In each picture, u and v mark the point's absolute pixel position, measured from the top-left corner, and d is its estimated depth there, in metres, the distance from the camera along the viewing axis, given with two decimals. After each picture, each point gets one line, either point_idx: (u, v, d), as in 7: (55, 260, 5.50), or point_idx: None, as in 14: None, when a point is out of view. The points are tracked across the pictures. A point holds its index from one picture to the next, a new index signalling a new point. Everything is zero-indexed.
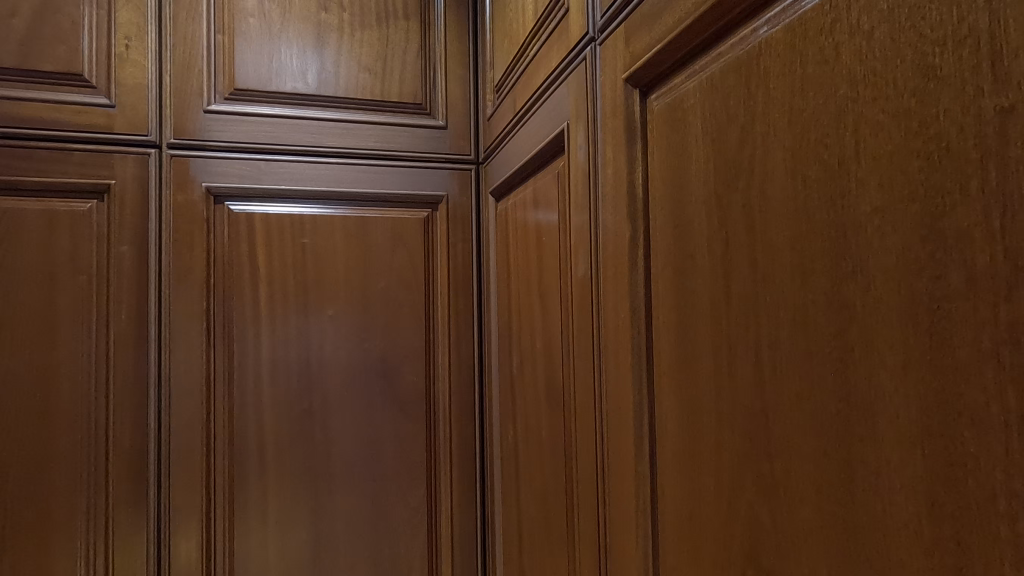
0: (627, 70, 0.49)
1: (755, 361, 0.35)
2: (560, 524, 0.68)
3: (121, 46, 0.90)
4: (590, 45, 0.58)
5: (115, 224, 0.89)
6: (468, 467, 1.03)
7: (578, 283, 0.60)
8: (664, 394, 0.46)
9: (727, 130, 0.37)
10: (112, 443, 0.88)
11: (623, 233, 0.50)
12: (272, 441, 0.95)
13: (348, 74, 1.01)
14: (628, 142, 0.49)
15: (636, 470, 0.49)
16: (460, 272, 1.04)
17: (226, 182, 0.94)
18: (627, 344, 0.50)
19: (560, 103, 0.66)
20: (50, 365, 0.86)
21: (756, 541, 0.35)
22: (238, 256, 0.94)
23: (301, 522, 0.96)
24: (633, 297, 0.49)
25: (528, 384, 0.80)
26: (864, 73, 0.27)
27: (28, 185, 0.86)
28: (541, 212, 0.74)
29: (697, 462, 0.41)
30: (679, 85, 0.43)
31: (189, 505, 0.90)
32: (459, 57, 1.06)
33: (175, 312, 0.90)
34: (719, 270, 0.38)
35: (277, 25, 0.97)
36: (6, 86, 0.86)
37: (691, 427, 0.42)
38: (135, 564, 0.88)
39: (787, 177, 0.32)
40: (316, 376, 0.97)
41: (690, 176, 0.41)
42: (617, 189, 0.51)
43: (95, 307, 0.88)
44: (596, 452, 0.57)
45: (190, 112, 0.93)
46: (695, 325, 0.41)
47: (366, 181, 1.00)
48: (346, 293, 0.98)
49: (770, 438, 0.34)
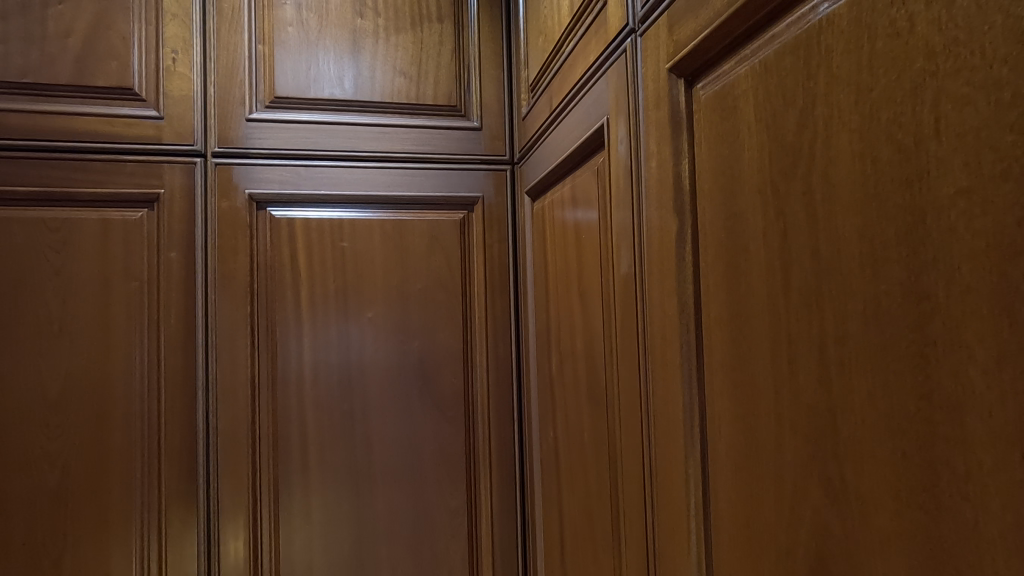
0: (671, 60, 0.48)
1: (819, 357, 0.33)
2: (605, 528, 0.67)
3: (168, 59, 0.93)
4: (631, 37, 0.56)
5: (164, 231, 0.92)
6: (507, 468, 1.02)
7: (621, 280, 0.59)
8: (716, 394, 0.44)
9: (783, 114, 0.35)
10: (163, 443, 0.90)
11: (669, 228, 0.49)
12: (314, 442, 0.96)
13: (384, 78, 1.02)
14: (673, 133, 0.48)
15: (686, 470, 0.47)
16: (497, 273, 1.03)
17: (268, 188, 0.96)
18: (675, 341, 0.48)
19: (599, 98, 0.64)
20: (106, 368, 0.89)
21: (824, 550, 0.33)
22: (280, 261, 0.96)
23: (344, 523, 0.96)
24: (681, 293, 0.48)
25: (568, 383, 0.78)
26: (944, 44, 0.25)
27: (84, 196, 0.90)
28: (579, 210, 0.73)
29: (754, 465, 0.39)
30: (728, 72, 0.42)
31: (236, 505, 0.92)
32: (493, 58, 1.05)
33: (221, 316, 0.93)
34: (777, 263, 0.36)
35: (315, 33, 0.99)
36: (63, 102, 0.90)
37: (747, 428, 0.40)
38: (186, 560, 0.90)
39: (854, 160, 0.30)
40: (357, 378, 0.98)
41: (743, 166, 0.39)
42: (662, 182, 0.50)
43: (147, 312, 0.91)
44: (643, 454, 0.55)
45: (233, 120, 0.95)
46: (750, 321, 0.39)
47: (403, 183, 1.01)
48: (384, 295, 0.99)
49: (838, 440, 0.31)
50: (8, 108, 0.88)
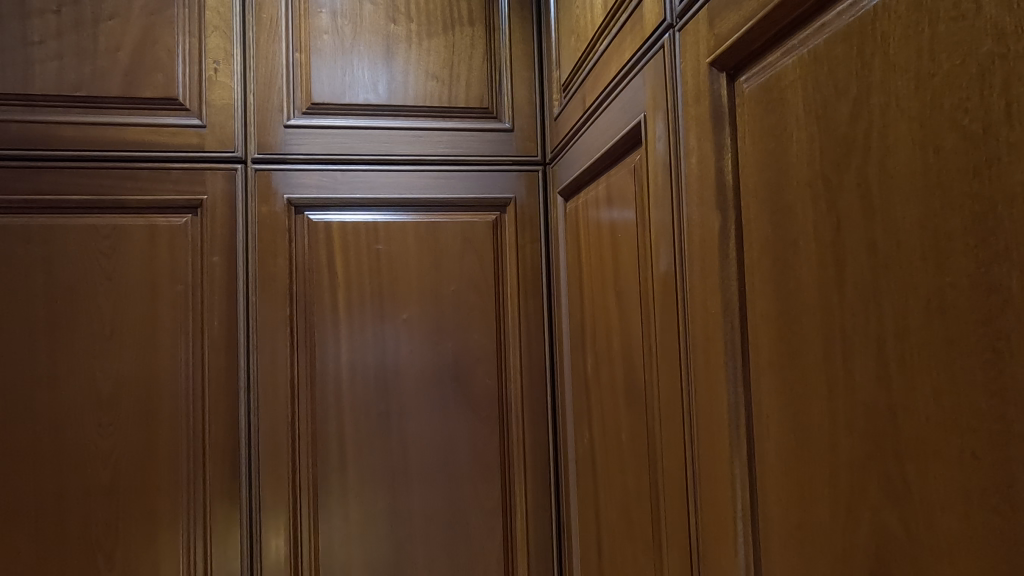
0: (712, 54, 0.47)
1: (878, 354, 0.32)
2: (644, 530, 0.66)
3: (210, 70, 0.97)
4: (668, 32, 0.56)
5: (207, 236, 0.95)
6: (542, 468, 1.02)
7: (660, 279, 0.58)
8: (763, 392, 0.43)
9: (835, 104, 0.34)
10: (208, 441, 0.93)
11: (712, 225, 0.48)
12: (352, 441, 0.97)
13: (417, 82, 1.03)
14: (715, 128, 0.47)
15: (732, 471, 0.46)
16: (529, 274, 1.04)
17: (306, 193, 0.98)
18: (719, 339, 0.47)
19: (635, 94, 0.64)
20: (153, 369, 0.93)
21: (886, 554, 0.32)
22: (318, 264, 0.98)
23: (381, 522, 0.98)
24: (725, 290, 0.47)
25: (604, 384, 0.78)
26: (1014, 26, 0.24)
27: (131, 203, 0.93)
28: (614, 209, 0.72)
29: (806, 466, 0.38)
30: (774, 63, 0.41)
31: (277, 503, 0.94)
32: (525, 60, 1.06)
33: (261, 318, 0.95)
34: (829, 257, 0.35)
35: (350, 40, 1.01)
36: (112, 113, 0.94)
37: (799, 427, 0.39)
38: (230, 555, 0.93)
39: (914, 149, 0.29)
40: (392, 378, 0.99)
41: (791, 159, 0.39)
42: (703, 178, 0.49)
43: (192, 314, 0.94)
44: (685, 454, 0.55)
45: (272, 127, 0.98)
46: (800, 317, 0.38)
47: (436, 186, 1.02)
48: (419, 297, 1.00)
49: (899, 439, 0.31)
50: (63, 121, 0.92)
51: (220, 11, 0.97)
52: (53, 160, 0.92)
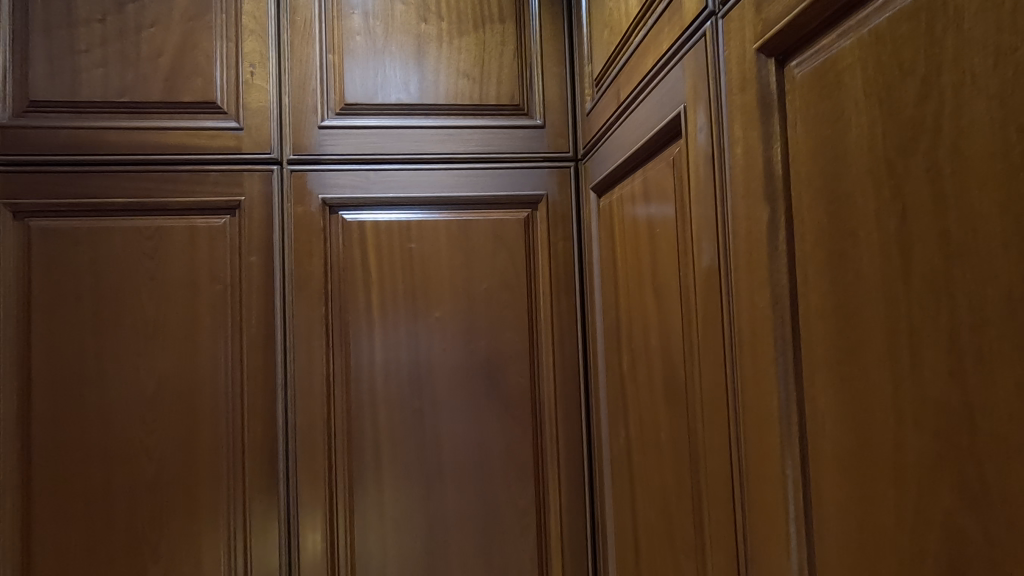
0: (759, 40, 0.46)
1: (952, 348, 0.30)
2: (685, 532, 0.65)
3: (247, 73, 0.98)
4: (710, 20, 0.54)
5: (245, 237, 0.97)
6: (575, 468, 1.01)
7: (702, 274, 0.57)
8: (818, 389, 0.41)
9: (899, 85, 0.33)
10: (247, 438, 0.95)
11: (759, 216, 0.47)
12: (387, 440, 0.98)
13: (448, 80, 1.03)
14: (763, 117, 0.46)
15: (783, 471, 0.45)
16: (562, 272, 1.03)
17: (340, 193, 0.99)
18: (768, 334, 0.46)
19: (674, 86, 0.63)
20: (194, 367, 0.95)
21: (961, 560, 0.30)
22: (352, 263, 0.99)
23: (415, 521, 0.98)
24: (775, 284, 0.45)
25: (641, 382, 0.77)
26: None
27: (173, 205, 0.96)
28: (651, 204, 0.71)
29: (868, 466, 0.36)
30: (829, 46, 0.39)
31: (314, 500, 0.95)
32: (556, 56, 1.05)
33: (298, 317, 0.97)
34: (893, 247, 0.34)
35: (382, 41, 1.02)
36: (154, 117, 0.97)
37: (859, 425, 0.37)
38: (270, 551, 0.94)
39: (994, 130, 0.27)
40: (426, 376, 0.99)
41: (849, 145, 0.37)
42: (750, 169, 0.48)
43: (231, 313, 0.96)
44: (731, 456, 0.53)
45: (306, 129, 0.99)
46: (861, 311, 0.37)
47: (468, 184, 1.02)
48: (451, 295, 1.00)
49: (976, 438, 0.29)
50: (108, 126, 0.95)
51: (255, 15, 0.99)
52: (100, 165, 0.95)
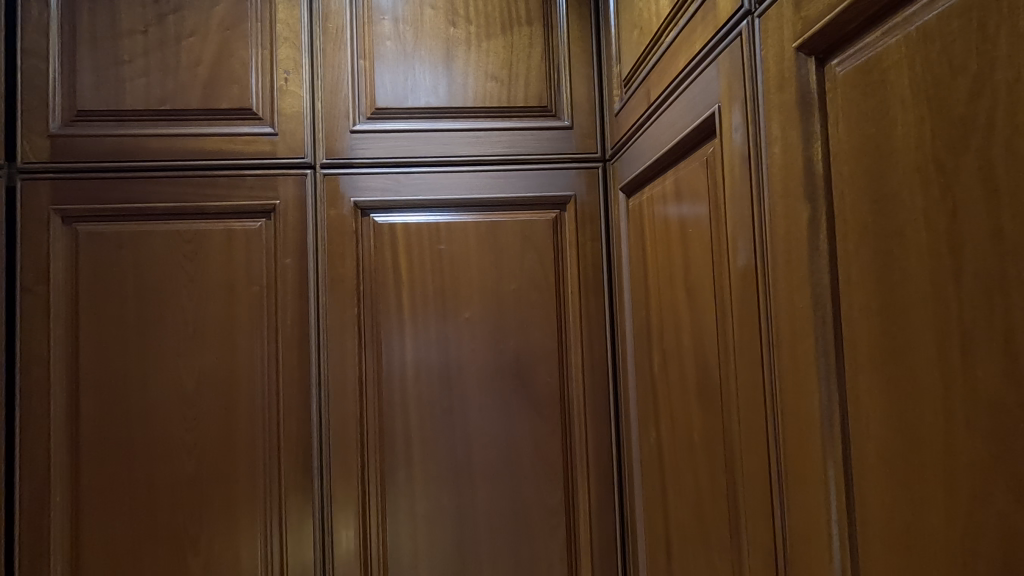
0: (799, 39, 0.46)
1: (1006, 347, 0.30)
2: (719, 533, 0.64)
3: (281, 80, 1.01)
4: (747, 19, 0.54)
5: (280, 239, 0.99)
6: (604, 468, 1.02)
7: (737, 274, 0.57)
8: (861, 390, 0.41)
9: (950, 83, 0.33)
10: (283, 435, 0.97)
11: (799, 215, 0.46)
12: (418, 438, 0.99)
13: (476, 83, 1.04)
14: (803, 116, 0.46)
15: (825, 472, 0.44)
16: (590, 272, 1.03)
17: (371, 196, 1.01)
18: (808, 334, 0.46)
19: (708, 85, 0.62)
20: (232, 366, 0.97)
21: (1016, 562, 0.30)
22: (383, 264, 1.01)
23: (446, 520, 0.99)
24: (815, 283, 0.45)
25: (672, 382, 0.77)
26: None
27: (211, 209, 0.99)
28: (683, 204, 0.71)
29: (916, 467, 0.36)
30: (873, 44, 0.39)
31: (347, 497, 0.97)
32: (583, 57, 1.05)
33: (331, 318, 0.99)
34: (943, 245, 0.34)
35: (411, 45, 1.03)
36: (193, 124, 1.00)
37: (906, 426, 0.37)
38: (305, 546, 0.97)
39: None
40: (455, 376, 1.00)
41: (896, 143, 0.37)
42: (788, 168, 0.48)
43: (267, 314, 0.98)
44: (769, 456, 0.53)
45: (339, 133, 1.01)
46: (908, 310, 0.36)
47: (497, 185, 1.03)
48: (480, 296, 1.01)
49: None
50: (150, 133, 0.99)
51: (289, 23, 1.01)
52: (142, 171, 0.98)
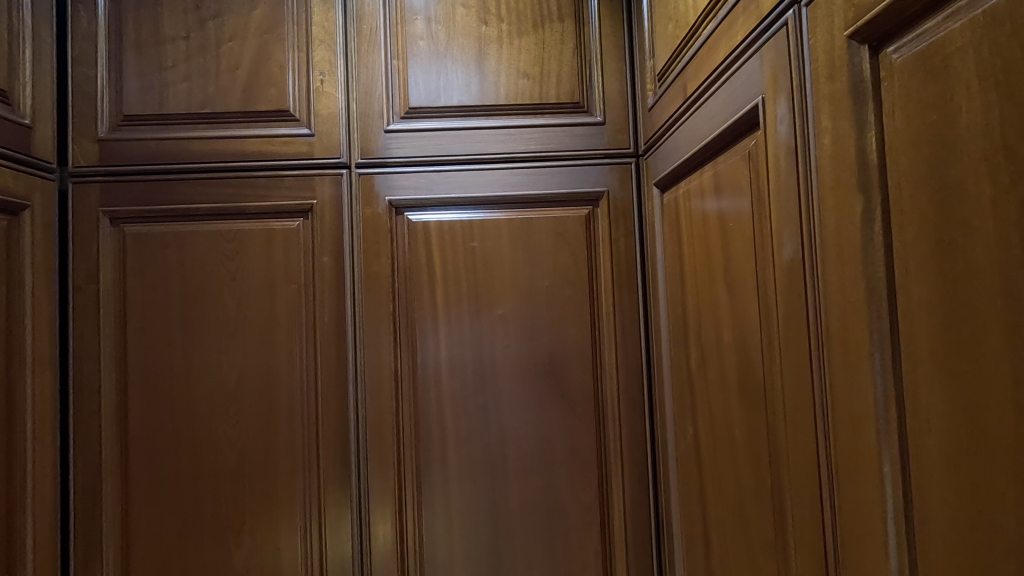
0: (851, 27, 0.45)
1: None
2: (763, 531, 0.64)
3: (317, 81, 1.03)
4: (793, 8, 0.53)
5: (317, 238, 1.01)
6: (639, 465, 1.01)
7: (783, 269, 0.56)
8: (921, 384, 0.40)
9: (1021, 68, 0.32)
10: (321, 429, 0.99)
11: (851, 207, 0.45)
12: (453, 433, 1.00)
13: (508, 81, 1.04)
14: (856, 106, 0.45)
15: (880, 468, 0.44)
16: (623, 268, 1.03)
17: (405, 194, 1.02)
18: (863, 327, 0.45)
19: (750, 77, 0.62)
20: (272, 362, 1.00)
21: None
22: (417, 262, 1.02)
23: (480, 515, 1.00)
24: (870, 276, 0.44)
25: (711, 378, 0.76)
26: None
27: (250, 209, 1.01)
28: (722, 198, 0.70)
29: (982, 462, 0.35)
30: (934, 29, 0.38)
31: (383, 491, 0.99)
32: (616, 53, 1.05)
33: (367, 315, 1.01)
34: (1013, 234, 0.33)
35: (444, 44, 1.04)
36: (233, 126, 1.02)
37: (971, 420, 0.36)
38: (343, 539, 0.98)
39: None
40: (489, 373, 1.01)
41: (960, 131, 0.36)
42: (839, 159, 0.47)
43: (305, 311, 1.01)
44: (818, 454, 0.52)
45: (373, 133, 1.03)
46: (974, 302, 0.35)
47: (529, 182, 1.03)
48: (514, 293, 1.01)
49: None
50: (192, 136, 1.02)
51: (325, 25, 1.03)
52: (184, 172, 1.01)
